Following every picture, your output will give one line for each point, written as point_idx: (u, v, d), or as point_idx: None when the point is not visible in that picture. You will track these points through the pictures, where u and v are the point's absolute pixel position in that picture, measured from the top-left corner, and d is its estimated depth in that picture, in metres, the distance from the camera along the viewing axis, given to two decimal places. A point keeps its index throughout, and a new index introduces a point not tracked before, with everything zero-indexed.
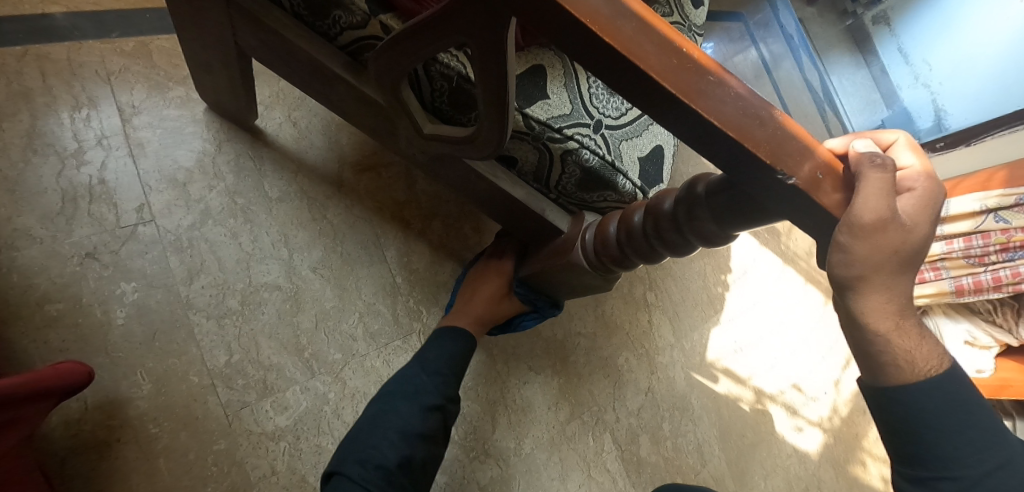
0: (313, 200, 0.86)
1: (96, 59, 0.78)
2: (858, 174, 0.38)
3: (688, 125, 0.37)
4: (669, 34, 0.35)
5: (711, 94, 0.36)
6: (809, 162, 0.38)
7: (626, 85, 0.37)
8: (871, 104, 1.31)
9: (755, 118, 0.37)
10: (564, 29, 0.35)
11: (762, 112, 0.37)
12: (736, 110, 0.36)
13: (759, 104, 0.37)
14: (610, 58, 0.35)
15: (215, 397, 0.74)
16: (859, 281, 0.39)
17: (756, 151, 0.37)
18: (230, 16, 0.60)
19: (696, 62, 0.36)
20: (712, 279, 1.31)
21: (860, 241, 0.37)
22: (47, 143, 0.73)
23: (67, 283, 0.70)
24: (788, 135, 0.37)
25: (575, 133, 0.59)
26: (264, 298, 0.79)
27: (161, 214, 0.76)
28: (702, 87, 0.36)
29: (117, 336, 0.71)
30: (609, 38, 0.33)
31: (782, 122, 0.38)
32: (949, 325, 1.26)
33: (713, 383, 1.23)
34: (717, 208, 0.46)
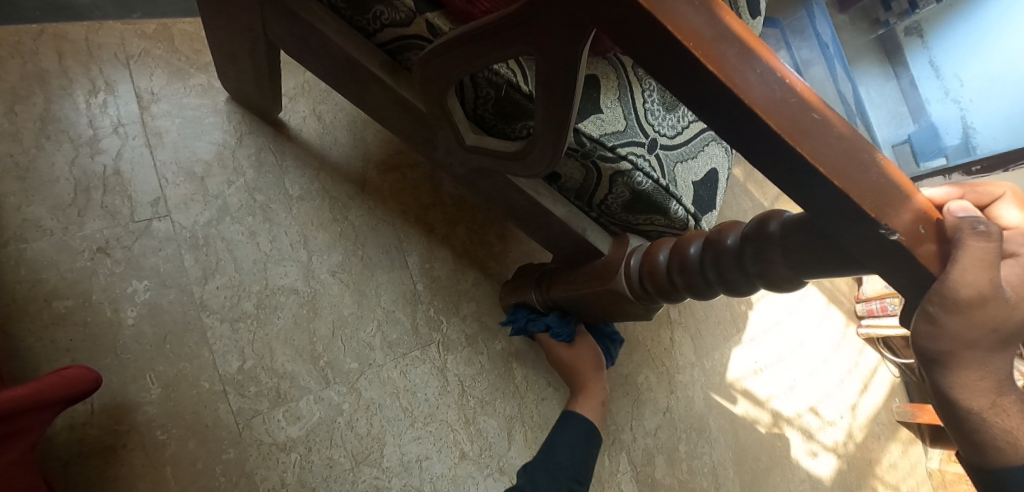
0: (335, 199, 0.82)
1: (116, 41, 0.74)
2: (956, 239, 0.33)
3: (783, 164, 0.33)
4: (773, 62, 0.31)
5: (814, 133, 0.32)
6: (911, 212, 0.34)
7: (716, 116, 0.33)
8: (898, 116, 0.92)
9: (860, 163, 0.33)
10: (656, 50, 0.31)
11: (866, 155, 0.33)
12: (840, 152, 0.33)
13: (864, 146, 0.33)
14: (705, 86, 0.31)
15: (226, 404, 0.71)
16: (957, 357, 0.34)
17: (857, 201, 0.33)
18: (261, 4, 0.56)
19: (800, 95, 0.32)
20: (736, 297, 1.27)
21: (952, 315, 0.33)
22: (61, 129, 0.69)
23: (77, 279, 0.66)
24: (896, 182, 0.33)
25: (629, 153, 0.55)
26: (281, 301, 0.76)
27: (178, 209, 0.73)
28: (806, 124, 0.32)
29: (127, 337, 0.67)
30: (712, 65, 0.29)
31: (886, 168, 0.34)
32: None
33: (732, 405, 1.20)
34: (793, 251, 0.43)
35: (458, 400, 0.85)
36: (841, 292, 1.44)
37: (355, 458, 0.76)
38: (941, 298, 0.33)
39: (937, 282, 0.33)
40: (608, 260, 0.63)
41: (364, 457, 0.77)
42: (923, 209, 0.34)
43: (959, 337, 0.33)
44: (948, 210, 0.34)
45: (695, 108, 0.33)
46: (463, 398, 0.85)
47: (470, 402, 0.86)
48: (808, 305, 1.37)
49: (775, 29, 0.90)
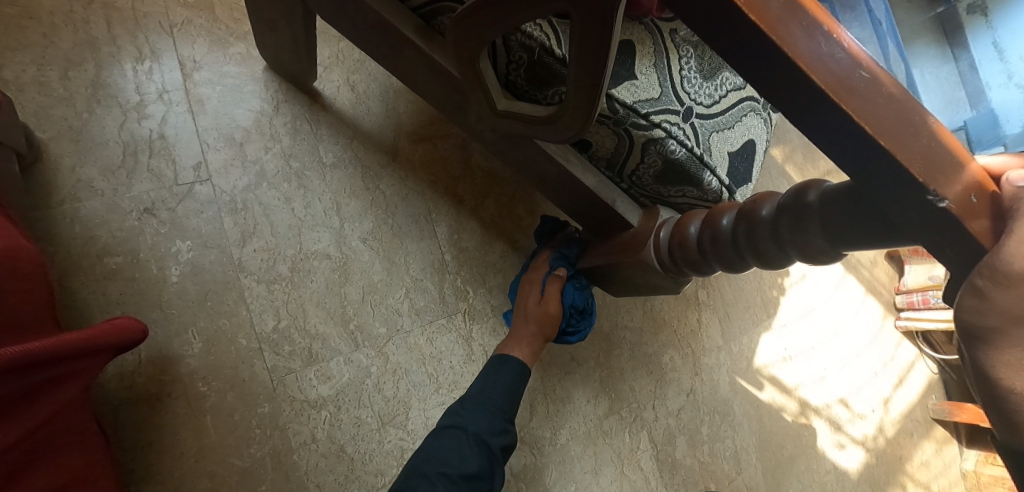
0: (367, 168, 0.83)
1: (161, 10, 0.76)
2: (1014, 209, 0.31)
3: (825, 124, 0.32)
4: (820, 18, 0.30)
5: (860, 91, 0.31)
6: (962, 180, 0.33)
7: (757, 71, 0.32)
8: None
9: (907, 124, 0.32)
10: (695, 1, 0.30)
11: (915, 117, 0.32)
12: (887, 112, 0.31)
13: (912, 106, 0.32)
14: (746, 37, 0.30)
15: (262, 361, 0.74)
16: (1002, 333, 0.31)
17: (904, 164, 0.32)
18: None
19: (847, 52, 0.31)
20: (767, 282, 1.24)
21: (1002, 288, 0.31)
22: (111, 94, 0.72)
23: (125, 238, 0.70)
24: (944, 146, 0.32)
25: (663, 121, 0.55)
26: (314, 266, 0.78)
27: (218, 173, 0.75)
28: (851, 82, 0.31)
29: (171, 293, 0.71)
30: (756, 17, 0.29)
31: (935, 131, 0.32)
32: None
33: (758, 390, 1.18)
34: (830, 221, 0.42)
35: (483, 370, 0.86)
36: (880, 281, 1.39)
37: (382, 419, 0.79)
38: (992, 270, 0.31)
39: (991, 254, 0.32)
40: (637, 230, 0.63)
41: (391, 419, 0.79)
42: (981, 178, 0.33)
43: (1004, 311, 0.31)
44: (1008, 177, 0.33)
45: (736, 63, 0.33)
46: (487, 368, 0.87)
47: None
48: (844, 292, 1.33)
49: None
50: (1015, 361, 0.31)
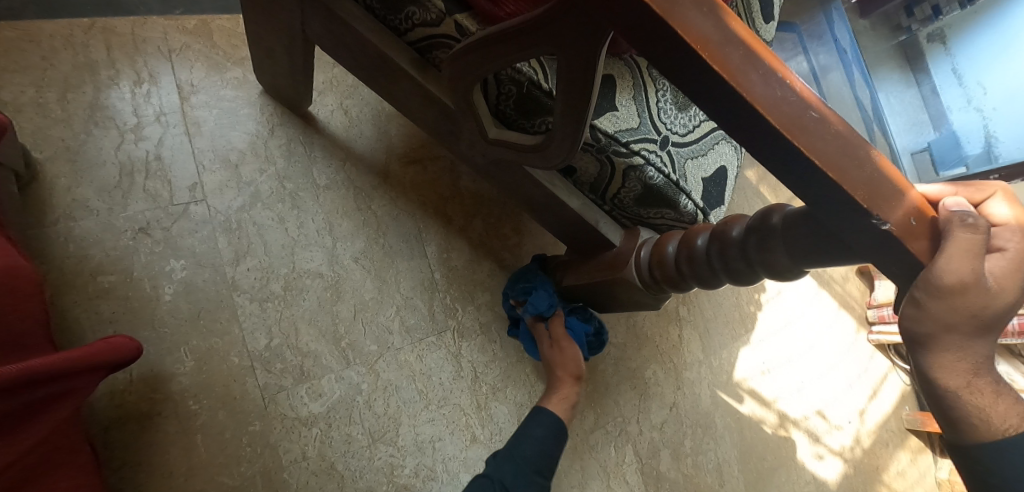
0: (358, 189, 0.86)
1: (159, 35, 0.78)
2: (946, 232, 0.36)
3: (783, 158, 0.36)
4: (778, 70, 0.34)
5: (812, 130, 0.35)
6: (904, 208, 0.36)
7: (722, 111, 0.36)
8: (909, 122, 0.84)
9: (853, 158, 0.36)
10: (667, 48, 0.34)
11: (861, 152, 0.36)
12: (835, 147, 0.35)
13: (858, 143, 0.36)
14: (713, 82, 0.34)
15: (254, 378, 0.75)
16: (935, 338, 0.37)
17: (851, 193, 0.35)
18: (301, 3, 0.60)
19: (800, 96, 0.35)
20: (745, 298, 1.29)
21: (935, 300, 0.35)
22: (108, 116, 0.74)
23: (120, 256, 0.71)
24: (887, 178, 0.36)
25: (642, 149, 0.59)
26: (306, 284, 0.80)
27: (213, 194, 0.77)
28: (804, 121, 0.35)
29: (164, 312, 0.72)
30: (718, 66, 0.32)
31: (879, 164, 0.36)
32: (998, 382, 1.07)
33: (738, 403, 1.22)
34: (791, 242, 0.46)
35: (471, 387, 0.89)
36: (850, 297, 1.44)
37: (372, 436, 0.80)
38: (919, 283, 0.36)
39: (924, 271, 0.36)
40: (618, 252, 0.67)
41: (381, 436, 0.81)
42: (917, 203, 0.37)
43: (937, 320, 0.36)
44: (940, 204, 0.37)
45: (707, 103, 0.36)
46: (476, 383, 0.89)
47: (483, 389, 0.89)
48: (818, 308, 1.38)
49: (792, 34, 0.87)
50: (947, 362, 0.37)
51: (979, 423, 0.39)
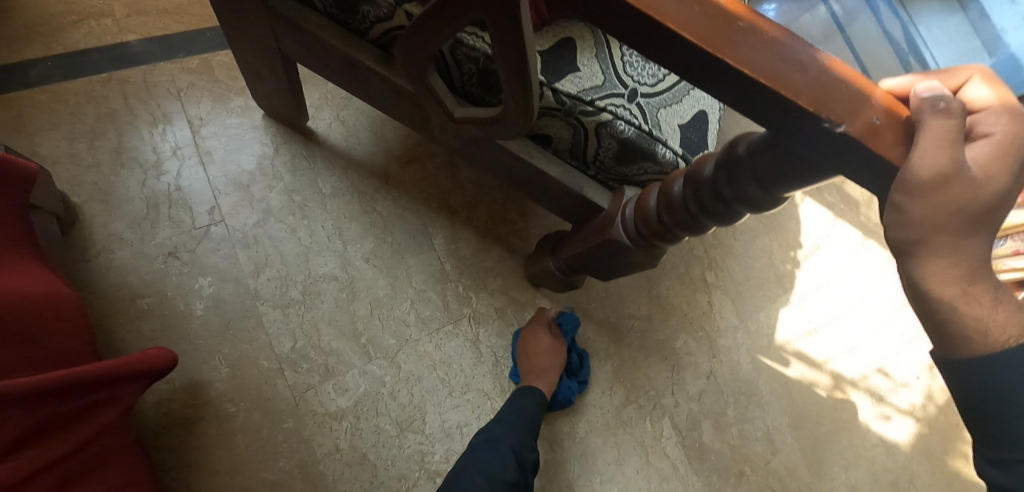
0: (362, 193, 0.90)
1: (167, 78, 0.84)
2: (917, 123, 0.32)
3: None
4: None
5: (740, 41, 0.30)
6: (865, 108, 0.31)
7: None
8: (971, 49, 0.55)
9: (794, 63, 0.31)
10: None
11: (803, 57, 0.31)
12: (771, 57, 0.31)
13: (797, 48, 0.32)
14: None
15: (283, 379, 0.80)
16: (925, 243, 0.33)
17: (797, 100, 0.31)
18: (273, 23, 0.64)
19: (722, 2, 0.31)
20: (779, 257, 1.25)
21: (916, 202, 0.31)
22: (131, 157, 0.81)
23: (154, 279, 0.78)
24: (839, 78, 0.32)
25: (608, 104, 0.60)
26: (323, 288, 0.84)
27: (230, 214, 0.83)
28: (731, 34, 0.30)
29: (197, 325, 0.78)
30: None
31: (827, 66, 0.32)
32: None
33: (784, 368, 1.18)
34: (758, 169, 0.45)
35: (493, 371, 0.91)
36: None
37: (400, 425, 0.84)
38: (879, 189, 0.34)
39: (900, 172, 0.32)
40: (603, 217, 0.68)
41: (408, 425, 0.84)
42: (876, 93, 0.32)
43: (923, 222, 0.32)
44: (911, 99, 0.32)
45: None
46: (497, 368, 0.91)
47: (505, 372, 0.91)
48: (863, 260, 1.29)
49: None
50: (943, 271, 0.33)
51: (976, 336, 0.35)
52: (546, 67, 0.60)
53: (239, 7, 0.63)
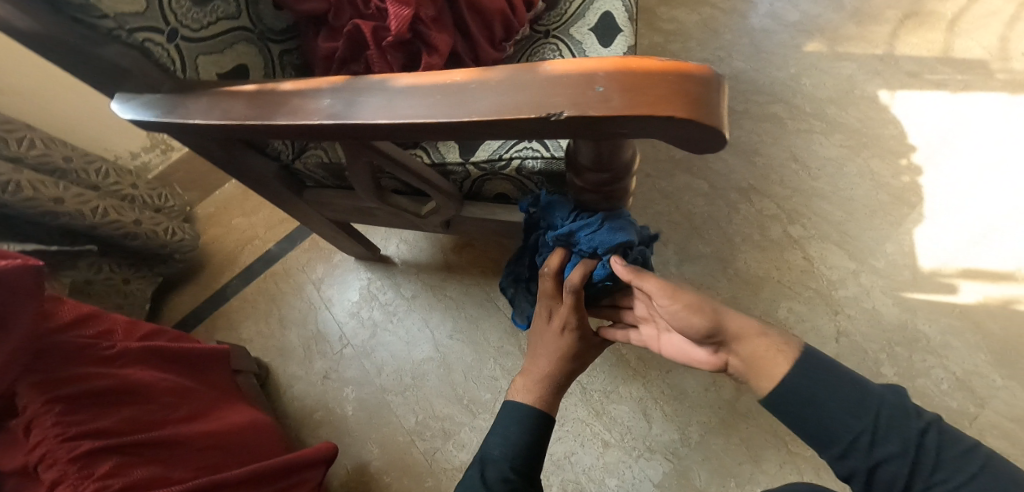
0: (434, 287, 1.13)
1: (295, 263, 1.21)
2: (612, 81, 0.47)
3: (465, 130, 0.52)
4: (443, 81, 0.53)
5: (473, 96, 0.51)
6: (583, 90, 0.47)
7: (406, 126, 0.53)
8: None
9: (520, 87, 0.50)
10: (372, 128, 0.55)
11: (526, 79, 0.50)
12: (499, 93, 0.50)
13: (522, 74, 0.50)
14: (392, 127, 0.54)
15: (417, 448, 1.01)
16: (664, 130, 0.47)
17: (520, 113, 0.49)
18: (314, 208, 0.94)
19: (458, 81, 0.53)
20: (887, 173, 1.09)
21: (636, 122, 0.47)
22: (290, 320, 1.17)
23: (321, 398, 1.09)
24: (557, 79, 0.49)
25: (515, 153, 0.74)
26: (426, 369, 1.06)
27: (353, 337, 1.12)
28: (466, 96, 0.51)
29: (353, 423, 1.06)
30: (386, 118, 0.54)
31: (545, 76, 0.49)
32: None
33: (954, 295, 0.98)
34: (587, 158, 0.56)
35: (582, 397, 0.99)
36: None
37: None
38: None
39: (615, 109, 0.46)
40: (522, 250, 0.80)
41: None
42: (588, 84, 0.47)
43: (650, 123, 0.47)
44: (595, 67, 0.48)
45: (420, 133, 0.54)
46: (586, 394, 0.99)
47: (595, 395, 0.99)
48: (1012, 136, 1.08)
49: None
50: (681, 130, 0.47)
51: (710, 149, 0.49)
52: (464, 149, 0.77)
53: (295, 206, 0.94)
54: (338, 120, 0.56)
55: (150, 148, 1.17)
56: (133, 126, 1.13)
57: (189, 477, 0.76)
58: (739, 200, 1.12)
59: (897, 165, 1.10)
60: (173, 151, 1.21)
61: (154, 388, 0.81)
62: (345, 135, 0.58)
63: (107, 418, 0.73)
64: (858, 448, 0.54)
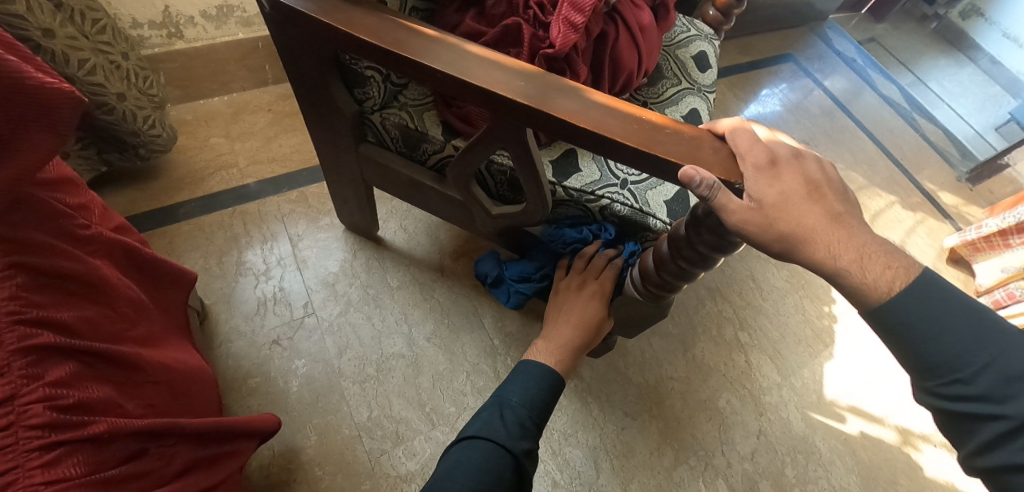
0: (422, 284, 1.09)
1: (274, 210, 1.10)
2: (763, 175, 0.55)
3: (645, 163, 0.56)
4: (636, 115, 0.58)
5: (665, 140, 0.56)
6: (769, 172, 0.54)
7: (594, 138, 0.56)
8: (875, 121, 1.80)
9: (710, 149, 0.56)
10: (555, 126, 0.57)
11: (716, 145, 0.56)
12: (689, 146, 0.56)
13: (712, 139, 0.57)
14: (579, 132, 0.56)
15: (361, 445, 0.93)
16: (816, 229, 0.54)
17: (711, 170, 0.54)
18: (360, 166, 0.87)
19: (651, 121, 0.58)
20: (814, 313, 1.31)
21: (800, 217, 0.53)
22: (248, 268, 1.04)
23: (261, 362, 0.96)
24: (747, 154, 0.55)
25: (606, 193, 0.79)
26: (393, 365, 1.00)
27: (320, 308, 1.03)
28: (659, 137, 0.56)
29: (293, 400, 0.94)
30: (581, 123, 0.56)
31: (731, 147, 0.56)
32: (986, 263, 1.40)
33: (841, 423, 1.16)
34: (714, 225, 0.61)
35: (542, 434, 1.01)
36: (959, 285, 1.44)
37: None
38: (756, 243, 0.53)
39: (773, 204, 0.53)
40: (572, 285, 0.86)
41: None
42: (750, 157, 0.54)
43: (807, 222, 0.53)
44: (764, 141, 0.56)
45: (600, 146, 0.57)
46: (547, 431, 1.02)
47: (554, 435, 1.02)
48: None
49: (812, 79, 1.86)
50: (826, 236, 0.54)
51: None
52: (556, 171, 0.80)
53: (340, 156, 0.86)
54: (527, 104, 0.56)
55: (157, 26, 1.00)
56: None
57: (141, 415, 0.59)
58: (705, 297, 1.27)
59: (821, 310, 1.32)
60: (178, 39, 1.04)
61: (118, 293, 0.64)
62: (518, 118, 0.59)
63: (70, 311, 0.55)
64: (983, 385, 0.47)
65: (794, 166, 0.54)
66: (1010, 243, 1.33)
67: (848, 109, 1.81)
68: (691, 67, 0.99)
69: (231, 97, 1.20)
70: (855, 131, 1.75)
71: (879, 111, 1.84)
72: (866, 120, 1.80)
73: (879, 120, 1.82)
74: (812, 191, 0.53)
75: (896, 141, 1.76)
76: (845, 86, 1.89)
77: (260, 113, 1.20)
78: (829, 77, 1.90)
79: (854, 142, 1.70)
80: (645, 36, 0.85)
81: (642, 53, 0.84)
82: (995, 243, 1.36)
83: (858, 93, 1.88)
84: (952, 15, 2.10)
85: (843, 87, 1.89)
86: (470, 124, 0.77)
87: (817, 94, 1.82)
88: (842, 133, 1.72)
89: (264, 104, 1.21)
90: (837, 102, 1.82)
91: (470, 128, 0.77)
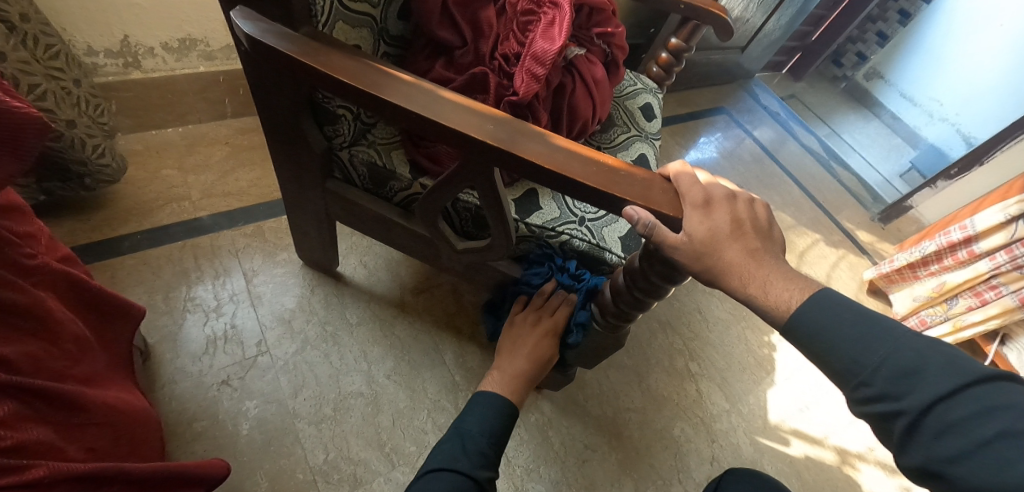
0: (382, 319, 1.08)
1: (229, 245, 1.08)
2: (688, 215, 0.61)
3: (604, 202, 0.60)
4: (594, 158, 0.62)
5: (622, 180, 0.60)
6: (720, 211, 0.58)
7: (556, 177, 0.60)
8: (800, 167, 1.99)
9: (663, 190, 0.60)
10: (521, 166, 0.61)
11: (667, 186, 0.61)
12: (643, 186, 0.60)
13: (663, 180, 0.62)
14: (542, 171, 0.60)
15: (317, 490, 0.88)
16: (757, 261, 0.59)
17: (665, 208, 0.58)
18: (325, 201, 0.87)
19: (607, 163, 0.62)
20: (755, 344, 1.38)
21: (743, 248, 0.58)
22: (197, 305, 0.99)
23: (208, 404, 0.91)
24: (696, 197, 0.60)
25: (565, 229, 0.82)
26: (351, 404, 0.97)
27: (275, 346, 0.99)
28: (616, 178, 0.60)
29: (243, 443, 0.89)
30: (545, 163, 0.59)
31: (679, 189, 0.60)
32: (901, 293, 1.55)
33: (785, 447, 1.22)
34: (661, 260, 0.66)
35: (506, 471, 1.00)
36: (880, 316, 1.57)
37: None
38: (708, 278, 0.57)
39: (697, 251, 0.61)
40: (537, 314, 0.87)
41: None
42: (691, 197, 0.58)
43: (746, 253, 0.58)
44: (703, 183, 0.61)
45: (563, 186, 0.61)
46: (510, 467, 1.01)
47: (518, 470, 1.01)
48: None
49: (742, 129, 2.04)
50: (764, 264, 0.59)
51: None
52: (519, 208, 0.83)
53: (305, 193, 0.87)
54: (494, 144, 0.60)
55: (114, 54, 1.01)
56: (114, 27, 0.97)
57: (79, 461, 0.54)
58: (657, 329, 1.33)
59: (762, 340, 1.40)
60: (135, 69, 1.05)
61: (63, 328, 0.59)
62: (488, 157, 0.62)
63: (9, 346, 0.51)
64: (879, 367, 0.48)
65: (726, 206, 0.59)
66: (918, 275, 1.50)
67: (777, 157, 1.99)
68: (639, 116, 1.08)
69: (186, 129, 1.19)
70: (783, 176, 1.91)
71: (803, 158, 2.03)
72: (792, 166, 1.98)
73: (804, 167, 2.00)
74: (746, 228, 0.57)
75: (819, 185, 1.94)
76: (772, 136, 2.08)
77: (216, 146, 1.20)
78: (758, 127, 2.09)
79: (783, 187, 1.86)
80: (600, 89, 0.91)
81: (597, 103, 0.90)
82: (906, 276, 1.52)
83: (784, 142, 2.07)
84: (858, 77, 2.39)
85: (770, 136, 2.08)
86: (438, 165, 0.81)
87: (748, 142, 1.99)
88: (770, 178, 1.88)
89: (221, 137, 1.21)
90: (765, 149, 2.00)
91: (438, 168, 0.80)
